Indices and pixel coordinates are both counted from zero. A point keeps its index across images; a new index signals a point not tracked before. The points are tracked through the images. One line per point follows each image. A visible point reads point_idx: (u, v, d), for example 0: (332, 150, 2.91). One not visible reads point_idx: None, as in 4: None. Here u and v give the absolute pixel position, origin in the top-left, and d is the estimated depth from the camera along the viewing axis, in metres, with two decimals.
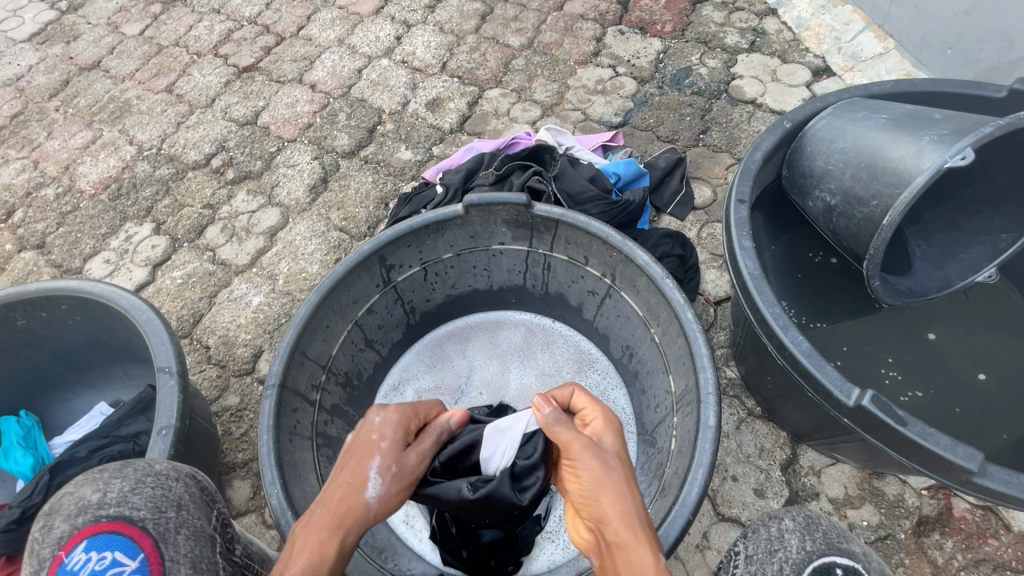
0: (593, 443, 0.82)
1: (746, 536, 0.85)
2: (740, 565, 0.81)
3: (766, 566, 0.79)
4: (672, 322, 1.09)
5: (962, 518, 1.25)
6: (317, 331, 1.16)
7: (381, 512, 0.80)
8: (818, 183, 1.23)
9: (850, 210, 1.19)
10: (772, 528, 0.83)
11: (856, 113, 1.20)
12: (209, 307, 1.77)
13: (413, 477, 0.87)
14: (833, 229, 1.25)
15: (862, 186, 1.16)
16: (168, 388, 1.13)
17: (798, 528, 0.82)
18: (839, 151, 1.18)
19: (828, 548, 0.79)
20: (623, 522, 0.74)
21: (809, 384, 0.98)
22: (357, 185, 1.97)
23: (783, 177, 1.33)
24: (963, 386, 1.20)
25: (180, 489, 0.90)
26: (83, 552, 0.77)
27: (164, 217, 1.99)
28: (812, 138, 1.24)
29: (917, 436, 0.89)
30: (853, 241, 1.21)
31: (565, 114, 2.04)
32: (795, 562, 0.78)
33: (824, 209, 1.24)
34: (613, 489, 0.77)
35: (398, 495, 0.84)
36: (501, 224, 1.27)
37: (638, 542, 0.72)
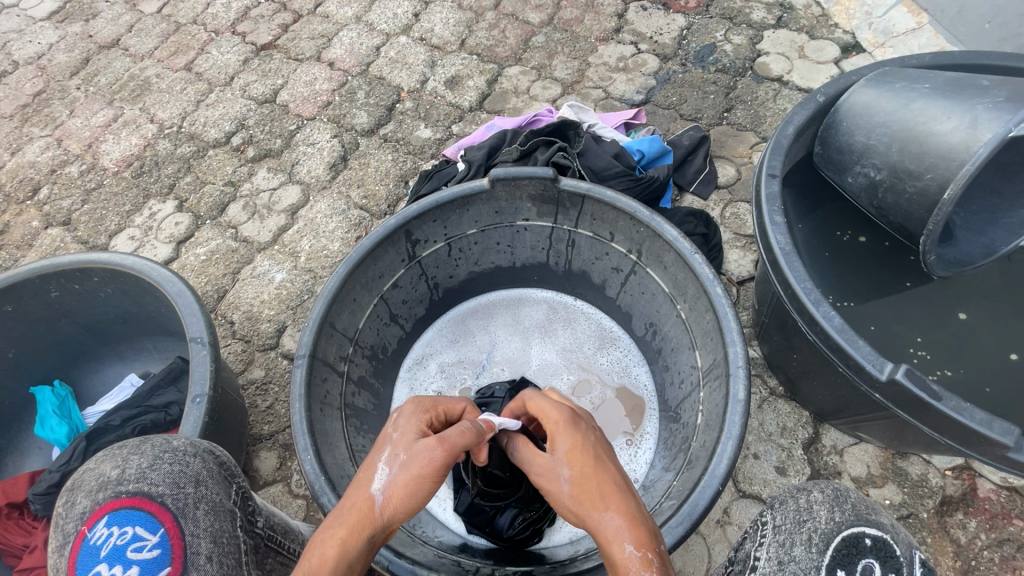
0: (545, 461, 0.83)
1: (775, 507, 0.83)
2: (769, 535, 0.80)
3: (795, 537, 0.77)
4: (700, 298, 1.08)
5: (987, 499, 1.25)
6: (345, 305, 1.17)
7: (389, 507, 0.76)
8: (860, 159, 1.21)
9: (899, 184, 1.16)
10: (800, 499, 0.81)
11: (895, 84, 1.17)
12: (232, 284, 1.79)
13: (428, 465, 0.79)
14: (876, 203, 1.23)
15: (912, 159, 1.13)
16: (201, 358, 1.15)
17: (827, 498, 0.80)
18: (883, 124, 1.16)
19: (857, 519, 0.76)
20: (594, 525, 0.75)
21: (840, 358, 0.98)
22: (377, 163, 1.97)
23: (818, 153, 1.31)
24: (993, 366, 1.19)
25: (198, 463, 0.84)
26: (105, 528, 0.75)
27: (187, 194, 2.00)
28: (848, 113, 1.21)
29: (951, 410, 0.88)
30: (902, 217, 1.19)
31: (585, 92, 2.01)
32: (823, 533, 0.76)
33: (867, 184, 1.21)
34: (573, 497, 0.78)
35: (410, 487, 0.77)
36: (526, 199, 1.27)
37: (609, 540, 0.73)
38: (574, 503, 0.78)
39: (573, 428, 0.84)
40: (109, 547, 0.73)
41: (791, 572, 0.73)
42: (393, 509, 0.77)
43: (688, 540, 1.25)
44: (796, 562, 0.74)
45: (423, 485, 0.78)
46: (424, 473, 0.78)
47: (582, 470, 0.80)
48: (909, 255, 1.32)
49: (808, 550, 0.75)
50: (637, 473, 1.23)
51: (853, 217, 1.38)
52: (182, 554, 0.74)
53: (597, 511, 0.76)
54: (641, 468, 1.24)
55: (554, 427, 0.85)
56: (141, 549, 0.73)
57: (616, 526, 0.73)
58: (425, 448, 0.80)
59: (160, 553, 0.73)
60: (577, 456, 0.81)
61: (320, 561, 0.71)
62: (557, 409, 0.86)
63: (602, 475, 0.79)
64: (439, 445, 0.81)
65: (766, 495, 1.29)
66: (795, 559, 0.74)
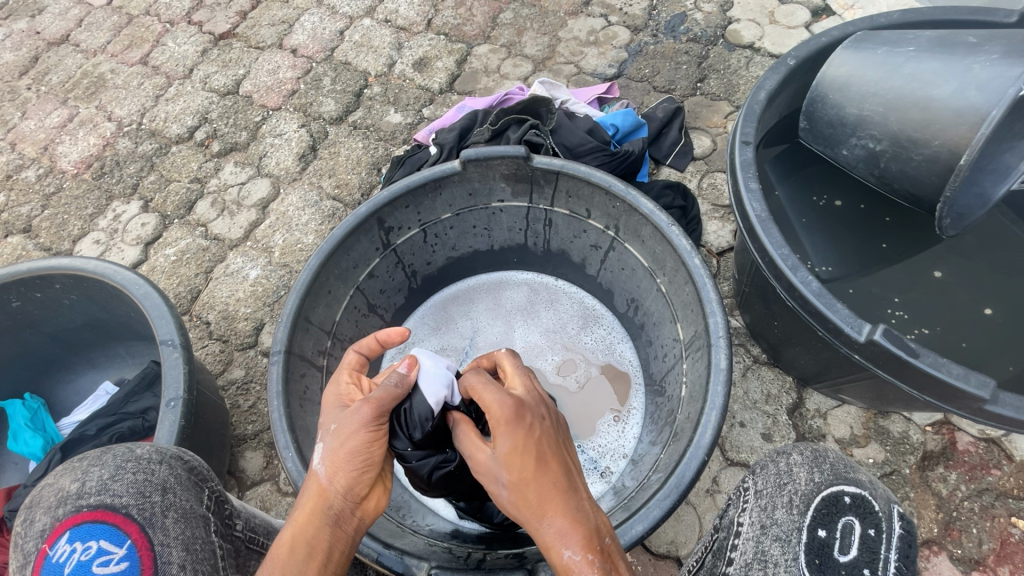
0: (484, 462, 0.81)
1: (755, 472, 0.84)
2: (750, 500, 0.81)
3: (776, 500, 0.78)
4: (679, 270, 1.06)
5: (965, 451, 1.28)
6: (319, 298, 1.14)
7: (329, 475, 0.79)
8: (856, 131, 1.14)
9: (903, 154, 1.09)
10: (780, 462, 0.82)
11: (877, 49, 1.10)
12: (206, 283, 1.73)
13: (355, 422, 0.81)
14: (877, 172, 1.16)
15: (914, 127, 1.06)
16: (173, 360, 1.11)
17: (805, 460, 0.80)
18: (876, 93, 1.10)
19: (835, 478, 0.77)
20: (533, 528, 0.76)
21: (819, 322, 0.94)
22: (348, 152, 1.92)
23: (804, 129, 1.25)
24: (968, 321, 1.20)
25: (164, 470, 0.81)
26: (67, 544, 0.73)
27: (151, 193, 1.93)
28: (832, 86, 1.15)
29: (930, 367, 0.84)
30: (909, 184, 1.11)
31: (557, 68, 1.98)
32: (804, 494, 0.77)
33: (866, 156, 1.15)
34: (511, 503, 0.77)
35: (347, 448, 0.80)
36: (500, 179, 1.24)
37: (547, 545, 0.74)
38: (514, 506, 0.77)
39: (511, 428, 0.79)
40: (73, 564, 0.71)
41: (774, 535, 0.75)
42: (336, 476, 0.80)
43: (679, 510, 1.26)
44: (778, 526, 0.75)
45: (357, 442, 0.80)
46: (343, 442, 0.80)
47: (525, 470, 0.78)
48: (885, 217, 1.32)
49: (790, 511, 0.76)
50: (626, 449, 1.23)
51: (831, 181, 1.38)
52: (153, 564, 0.73)
53: (542, 514, 0.75)
54: (630, 443, 1.24)
55: (494, 424, 0.81)
56: (107, 563, 0.71)
57: (553, 534, 0.74)
58: (348, 412, 0.82)
59: (128, 565, 0.72)
60: (512, 460, 0.78)
61: (279, 547, 0.76)
62: (493, 402, 0.82)
63: (538, 479, 0.77)
64: (356, 412, 0.82)
65: (753, 462, 1.30)
66: (777, 522, 0.76)
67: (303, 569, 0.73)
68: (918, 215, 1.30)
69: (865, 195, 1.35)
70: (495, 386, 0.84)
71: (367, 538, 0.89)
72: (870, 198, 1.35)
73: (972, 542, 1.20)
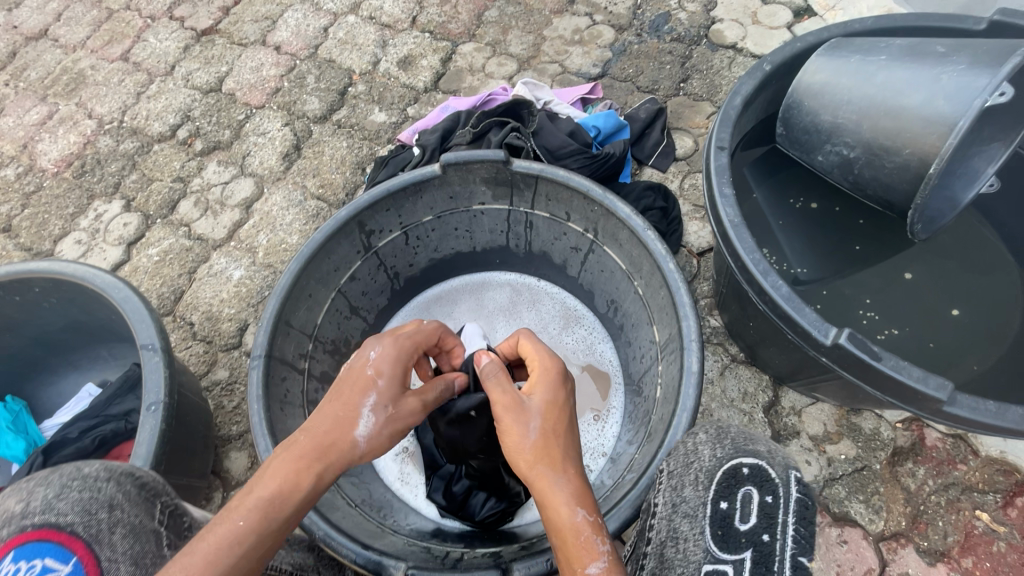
0: (521, 403, 0.82)
1: (668, 456, 0.80)
2: (664, 481, 0.78)
3: (684, 479, 0.74)
4: (655, 274, 1.08)
5: (934, 447, 1.32)
6: (300, 301, 1.15)
7: (368, 449, 0.82)
8: (830, 138, 1.16)
9: (876, 161, 1.11)
10: (689, 441, 0.79)
11: (850, 57, 1.12)
12: (189, 283, 1.73)
13: (407, 422, 0.87)
14: (852, 178, 1.18)
15: (886, 136, 1.08)
16: (153, 364, 1.11)
17: (709, 437, 0.77)
18: (850, 102, 1.12)
19: (736, 452, 0.73)
20: (545, 484, 0.76)
21: (788, 325, 0.96)
22: (332, 151, 1.91)
23: (781, 135, 1.27)
24: (935, 322, 1.24)
25: (112, 487, 0.79)
26: (9, 564, 0.68)
27: (133, 192, 1.92)
28: (808, 94, 1.16)
29: (892, 370, 0.86)
30: (883, 190, 1.13)
31: (542, 68, 1.98)
32: (706, 470, 0.73)
33: (840, 162, 1.17)
34: (535, 451, 0.78)
35: (390, 436, 0.85)
36: (481, 182, 1.25)
37: (559, 503, 0.74)
38: (536, 456, 0.77)
39: (559, 386, 0.85)
40: None
41: (683, 513, 0.71)
42: (371, 453, 0.83)
43: None
44: (687, 503, 0.72)
45: (399, 436, 0.86)
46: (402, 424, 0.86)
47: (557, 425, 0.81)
48: (858, 220, 1.35)
49: (696, 488, 0.73)
50: (605, 447, 1.26)
51: (806, 183, 1.40)
52: None
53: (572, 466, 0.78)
54: (609, 442, 1.26)
55: (541, 378, 0.85)
56: None
57: (568, 492, 0.74)
58: (408, 406, 0.88)
59: None
60: (552, 413, 0.81)
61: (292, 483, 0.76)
62: (547, 359, 0.89)
63: (570, 441, 0.80)
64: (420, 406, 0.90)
65: None
66: (685, 500, 0.72)
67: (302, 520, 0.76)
68: (890, 218, 1.33)
69: (839, 198, 1.38)
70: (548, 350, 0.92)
71: (348, 539, 0.89)
72: (844, 200, 1.37)
73: (938, 535, 1.24)
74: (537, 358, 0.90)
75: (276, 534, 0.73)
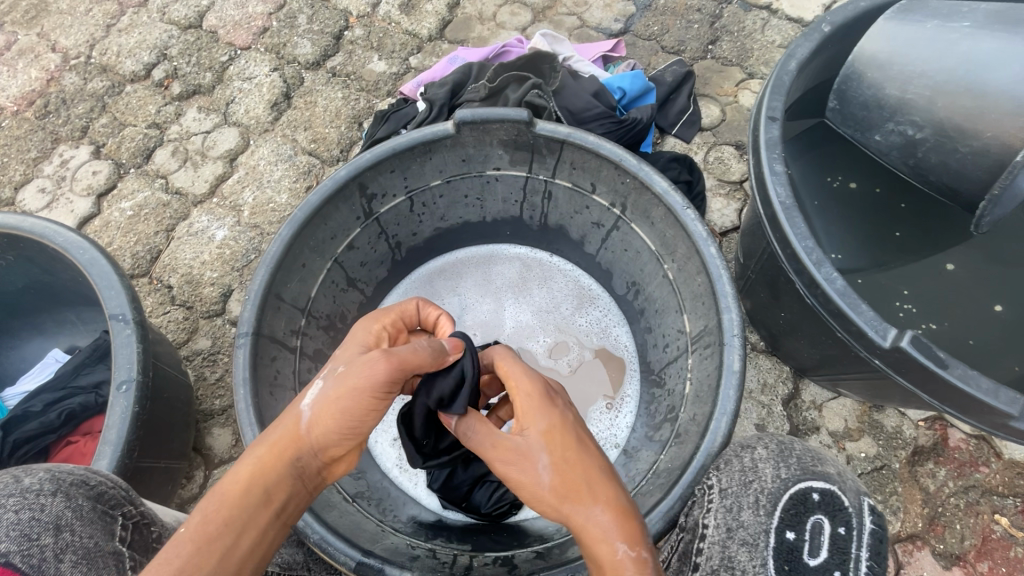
0: (513, 446, 0.74)
1: (718, 467, 0.78)
2: (715, 500, 0.75)
3: (742, 500, 0.73)
4: (691, 258, 0.98)
5: (956, 448, 1.27)
6: (292, 272, 1.02)
7: (313, 422, 0.69)
8: (894, 115, 1.04)
9: (946, 144, 0.99)
10: (745, 457, 0.77)
11: (926, 23, 0.99)
12: (167, 243, 1.58)
13: (359, 379, 0.69)
14: (912, 162, 1.07)
15: (963, 115, 0.96)
16: (124, 338, 0.99)
17: (771, 455, 0.76)
18: (923, 75, 0.99)
19: (803, 473, 0.73)
20: (578, 522, 0.69)
21: (840, 324, 0.87)
22: (326, 102, 1.74)
23: (833, 109, 1.14)
24: (976, 318, 1.14)
25: (58, 504, 0.67)
26: None
27: (104, 138, 1.74)
28: (872, 64, 1.04)
29: (958, 380, 0.78)
30: (951, 178, 1.02)
31: (559, 20, 1.80)
32: (771, 492, 0.72)
33: (903, 143, 1.05)
34: (554, 492, 0.70)
35: (341, 401, 0.69)
36: (498, 145, 1.11)
37: (595, 539, 0.68)
38: (554, 496, 0.70)
39: (550, 408, 0.75)
40: None
41: (741, 539, 0.70)
42: (318, 427, 0.69)
43: None
44: (745, 528, 0.71)
45: (358, 404, 0.69)
46: (356, 387, 0.69)
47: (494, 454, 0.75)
48: (899, 203, 1.25)
49: (757, 513, 0.71)
50: (618, 438, 1.18)
51: (846, 161, 1.29)
52: None
53: (538, 489, 0.71)
54: (623, 433, 1.18)
55: (522, 401, 0.76)
56: None
57: (602, 527, 0.68)
58: (365, 359, 0.70)
59: None
60: (554, 440, 0.73)
61: (233, 483, 0.66)
62: (524, 380, 0.78)
63: (586, 465, 0.72)
64: (382, 358, 0.70)
65: None
66: (744, 524, 0.71)
67: (253, 516, 0.65)
68: (935, 203, 1.23)
69: (881, 177, 1.27)
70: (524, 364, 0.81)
71: (345, 545, 0.81)
72: (886, 181, 1.27)
73: (955, 538, 1.20)
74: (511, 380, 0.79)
75: (218, 549, 0.62)
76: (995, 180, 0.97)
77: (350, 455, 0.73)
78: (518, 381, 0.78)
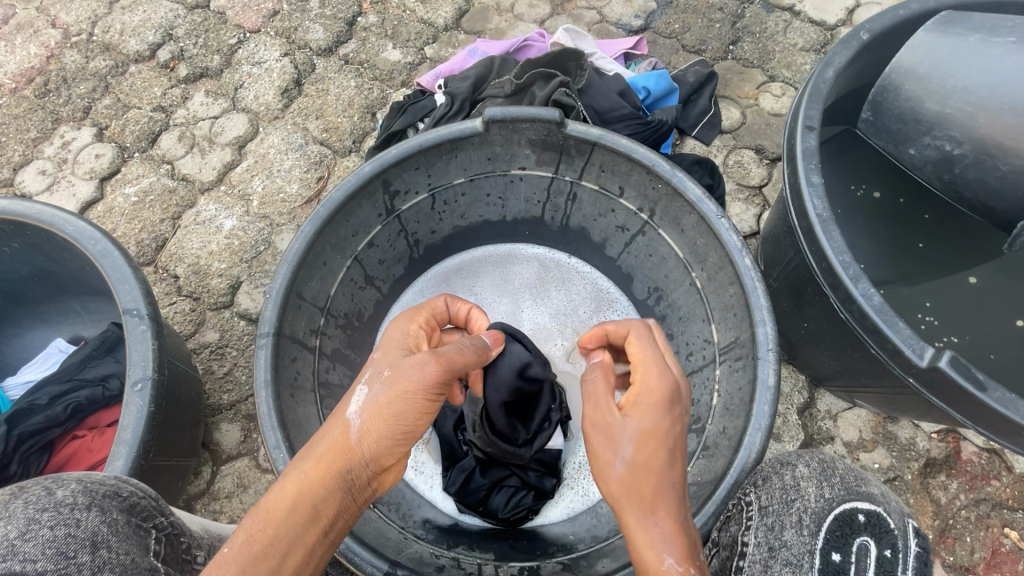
0: (611, 425, 0.75)
1: (757, 485, 0.81)
2: (755, 517, 0.78)
3: (784, 519, 0.75)
4: (724, 268, 0.96)
5: (969, 461, 1.27)
6: (313, 270, 1.00)
7: (364, 429, 0.69)
8: (931, 130, 1.07)
9: (984, 162, 1.03)
10: (786, 475, 0.80)
11: (969, 36, 1.00)
12: (173, 231, 1.54)
13: (410, 380, 0.71)
14: (947, 177, 1.10)
15: (1004, 134, 0.99)
16: (139, 334, 0.96)
17: (814, 474, 0.79)
18: (965, 91, 1.01)
19: (846, 495, 0.76)
20: (630, 523, 0.69)
21: (875, 340, 0.87)
22: (338, 90, 1.69)
23: (867, 119, 1.17)
24: (1000, 332, 1.12)
25: (94, 519, 0.66)
26: None
27: (107, 120, 1.68)
28: (910, 76, 1.06)
29: (996, 402, 0.79)
30: (988, 195, 1.06)
31: (578, 14, 1.76)
32: (814, 512, 0.75)
33: (939, 157, 1.08)
34: (620, 484, 0.71)
35: (393, 405, 0.70)
36: (525, 145, 1.08)
37: (643, 545, 0.67)
38: (621, 489, 0.71)
39: (664, 412, 0.74)
40: None
41: (785, 559, 0.72)
42: (369, 437, 0.69)
43: None
44: (789, 548, 0.73)
45: (408, 406, 0.70)
46: (408, 390, 0.70)
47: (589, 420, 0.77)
48: (924, 214, 1.24)
49: (800, 533, 0.73)
50: None
51: (869, 170, 1.28)
52: None
53: (608, 472, 0.73)
54: None
55: (642, 399, 0.75)
56: None
57: (656, 536, 0.67)
58: (412, 363, 0.72)
59: None
60: (647, 441, 0.72)
61: (280, 499, 0.66)
62: (659, 372, 0.77)
63: (664, 477, 0.71)
64: (430, 359, 0.73)
65: None
66: (787, 543, 0.73)
67: (302, 533, 0.64)
68: (958, 217, 1.23)
69: (906, 189, 1.26)
70: (660, 358, 0.79)
71: (373, 556, 0.80)
72: (911, 192, 1.26)
73: (965, 550, 1.21)
74: (644, 365, 0.78)
75: (264, 566, 0.61)
76: None
77: (396, 468, 0.74)
78: (647, 370, 0.77)
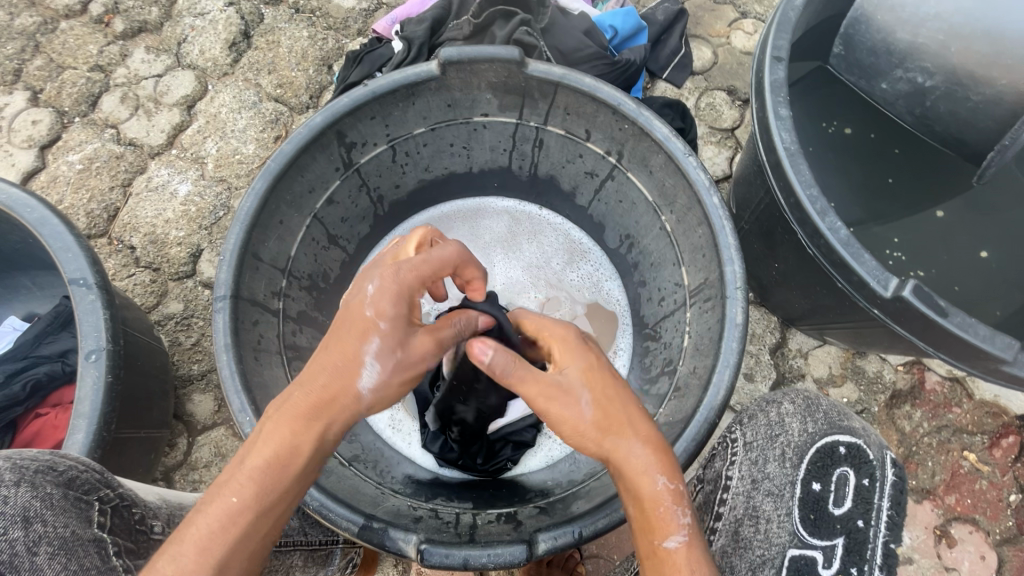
0: (556, 382, 0.71)
1: (743, 423, 0.95)
2: (740, 452, 0.93)
3: (767, 453, 0.90)
4: (692, 209, 0.95)
5: (932, 390, 1.31)
6: (269, 230, 0.96)
7: (375, 401, 0.70)
8: (903, 62, 1.11)
9: (953, 91, 1.08)
10: (769, 413, 0.94)
11: None
12: (124, 200, 1.46)
13: (419, 367, 0.74)
14: (920, 110, 1.17)
15: (971, 64, 1.04)
16: (88, 304, 0.92)
17: (798, 410, 0.92)
18: (933, 19, 1.04)
19: (827, 428, 0.89)
20: (620, 456, 0.68)
21: (840, 274, 0.88)
22: (290, 41, 1.59)
23: (839, 54, 1.22)
24: (962, 264, 1.13)
25: (24, 495, 0.64)
26: None
27: (40, 83, 1.56)
28: (880, 8, 1.09)
29: (957, 327, 0.80)
30: (961, 127, 1.12)
31: None
32: (796, 445, 0.89)
33: (910, 90, 1.14)
34: (597, 426, 0.69)
35: (401, 386, 0.73)
36: (486, 88, 1.03)
37: (637, 471, 0.66)
38: (596, 433, 0.69)
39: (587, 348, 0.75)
40: None
41: (767, 490, 0.87)
42: (378, 406, 0.71)
43: None
44: (771, 480, 0.88)
45: (409, 386, 0.74)
46: (414, 374, 0.73)
47: (533, 392, 0.71)
48: (894, 148, 1.22)
49: (783, 466, 0.88)
50: None
51: (841, 107, 1.25)
52: None
53: (580, 426, 0.69)
54: None
55: (567, 347, 0.75)
56: None
57: (646, 459, 0.67)
58: (423, 345, 0.74)
59: None
60: (594, 377, 0.71)
61: (285, 453, 0.63)
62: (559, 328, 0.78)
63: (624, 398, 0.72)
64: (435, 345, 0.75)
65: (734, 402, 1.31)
66: (769, 475, 0.88)
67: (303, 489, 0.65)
68: (926, 147, 1.22)
69: (877, 124, 1.24)
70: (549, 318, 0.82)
71: (347, 511, 0.80)
72: (881, 127, 1.24)
73: (927, 474, 1.27)
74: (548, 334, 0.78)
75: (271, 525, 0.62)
76: (1001, 129, 1.08)
77: None
78: (553, 330, 0.78)
